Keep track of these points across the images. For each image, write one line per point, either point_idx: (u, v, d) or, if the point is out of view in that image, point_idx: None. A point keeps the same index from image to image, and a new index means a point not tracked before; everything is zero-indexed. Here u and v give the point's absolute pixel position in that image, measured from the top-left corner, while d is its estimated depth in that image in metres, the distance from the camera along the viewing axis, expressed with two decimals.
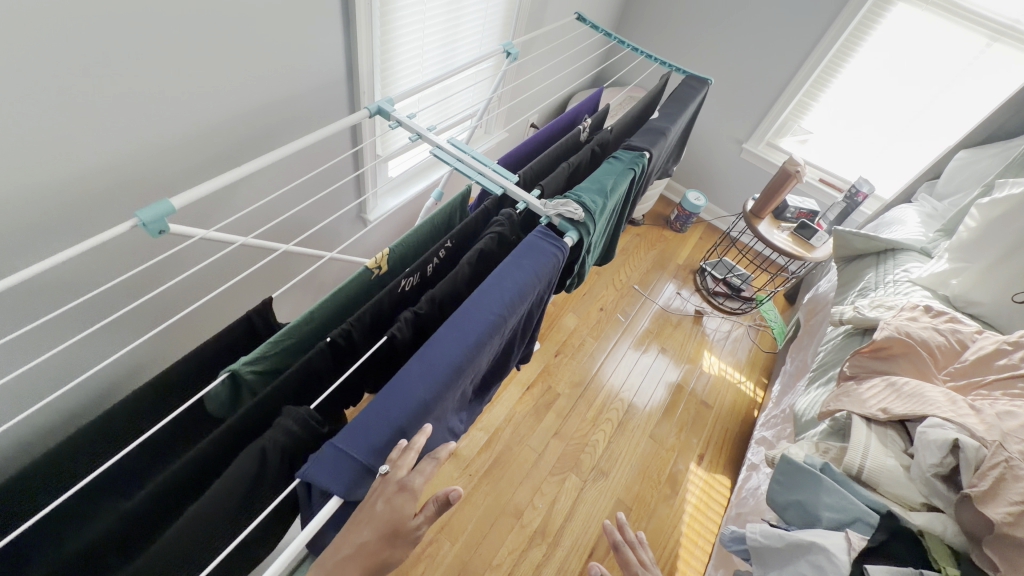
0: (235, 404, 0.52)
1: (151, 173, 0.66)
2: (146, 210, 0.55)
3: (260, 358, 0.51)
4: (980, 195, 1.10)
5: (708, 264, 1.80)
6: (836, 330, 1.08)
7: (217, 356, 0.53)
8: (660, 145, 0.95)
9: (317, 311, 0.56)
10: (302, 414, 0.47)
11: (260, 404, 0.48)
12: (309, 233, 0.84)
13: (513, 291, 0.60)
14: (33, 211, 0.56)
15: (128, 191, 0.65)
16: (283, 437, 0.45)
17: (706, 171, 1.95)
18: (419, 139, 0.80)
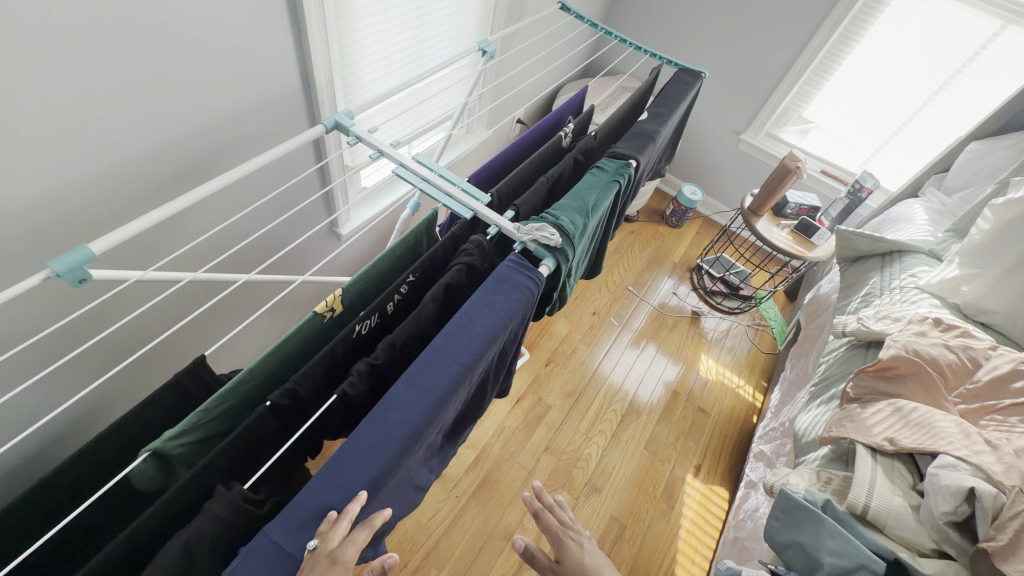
0: (168, 477, 0.46)
1: (88, 208, 0.57)
2: (60, 260, 0.47)
3: (188, 430, 0.44)
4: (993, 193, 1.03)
5: (705, 262, 1.73)
6: (838, 341, 1.02)
7: (146, 424, 0.47)
8: (648, 150, 0.88)
9: (260, 366, 0.48)
10: (233, 497, 0.41)
11: (184, 487, 0.41)
12: (278, 256, 0.75)
13: (482, 334, 0.53)
14: None
15: (60, 234, 0.56)
16: (210, 527, 0.39)
17: (703, 164, 1.87)
18: (381, 155, 0.73)
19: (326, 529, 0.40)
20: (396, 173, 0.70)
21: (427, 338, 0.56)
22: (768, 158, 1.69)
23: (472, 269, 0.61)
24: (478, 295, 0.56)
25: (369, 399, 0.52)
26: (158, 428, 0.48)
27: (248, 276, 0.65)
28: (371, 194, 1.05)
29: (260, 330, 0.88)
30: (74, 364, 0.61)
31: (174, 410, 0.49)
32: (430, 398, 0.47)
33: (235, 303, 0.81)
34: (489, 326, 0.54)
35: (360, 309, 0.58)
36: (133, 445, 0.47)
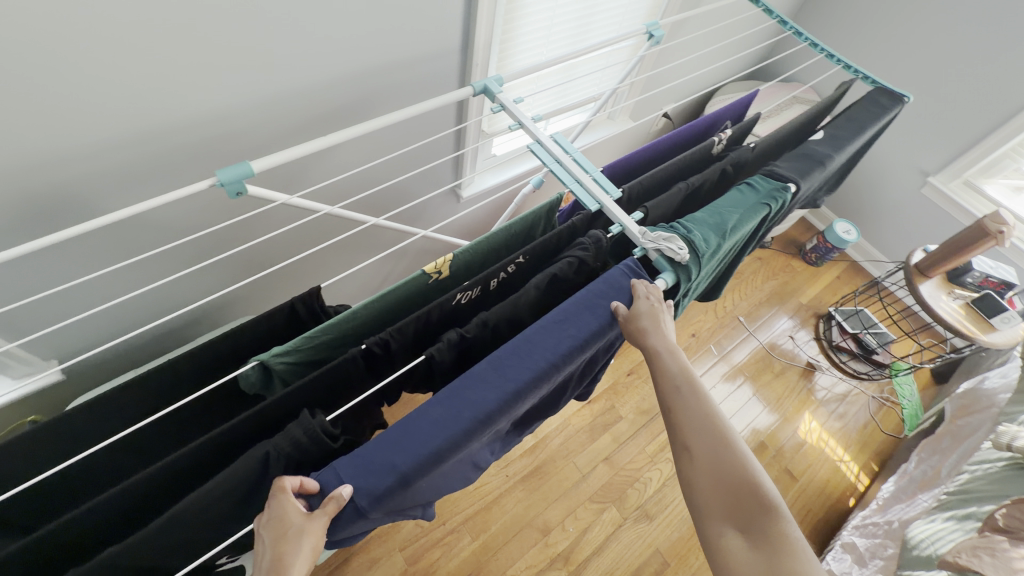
0: (268, 386, 0.50)
1: (252, 128, 0.64)
2: (225, 171, 0.53)
3: (292, 350, 0.48)
4: None
5: (839, 312, 1.51)
6: (997, 453, 0.83)
7: (258, 334, 0.52)
8: (813, 177, 0.76)
9: (363, 309, 0.50)
10: (315, 426, 0.44)
11: (276, 403, 0.45)
12: (402, 207, 0.78)
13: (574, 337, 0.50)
14: (135, 157, 0.57)
15: (227, 146, 0.64)
16: (290, 447, 0.43)
17: (869, 201, 1.62)
18: (520, 128, 0.71)
19: (384, 472, 0.40)
20: (530, 149, 0.68)
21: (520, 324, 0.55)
22: (957, 211, 1.40)
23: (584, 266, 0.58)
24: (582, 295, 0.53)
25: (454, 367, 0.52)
26: (268, 340, 0.53)
27: (372, 221, 0.68)
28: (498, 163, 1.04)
29: (368, 271, 0.93)
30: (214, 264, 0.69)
31: (284, 328, 0.53)
32: (507, 388, 0.46)
33: (354, 241, 0.86)
34: (585, 330, 0.51)
35: (464, 278, 0.58)
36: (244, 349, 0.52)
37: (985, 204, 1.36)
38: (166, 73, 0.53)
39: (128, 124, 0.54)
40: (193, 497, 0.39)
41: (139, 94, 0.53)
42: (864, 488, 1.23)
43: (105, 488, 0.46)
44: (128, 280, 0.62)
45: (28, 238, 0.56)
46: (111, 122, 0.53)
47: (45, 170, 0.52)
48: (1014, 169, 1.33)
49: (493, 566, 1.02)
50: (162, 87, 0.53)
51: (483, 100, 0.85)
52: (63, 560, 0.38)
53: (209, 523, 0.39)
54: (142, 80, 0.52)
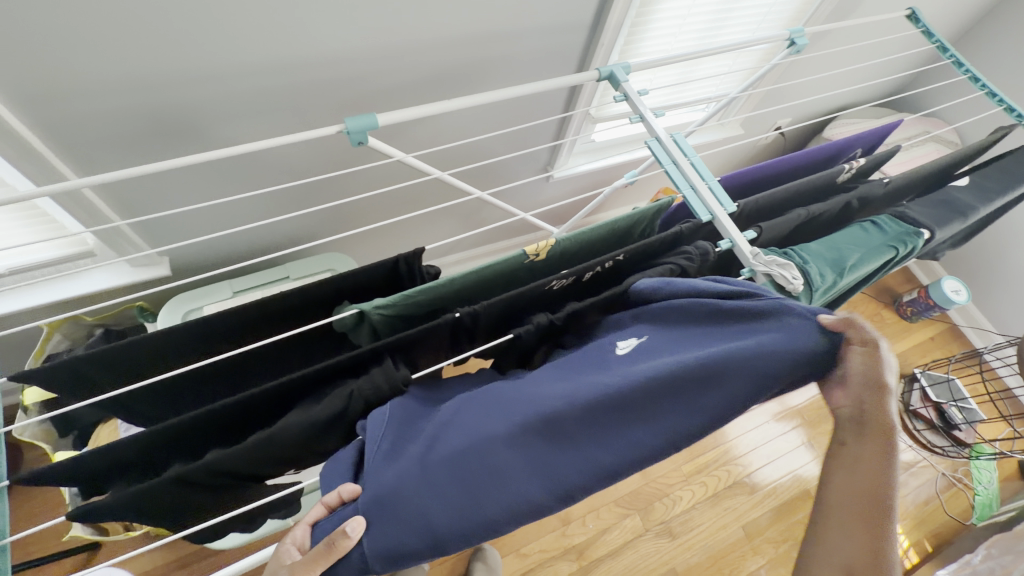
0: (357, 330, 0.52)
1: (371, 73, 0.66)
2: (353, 120, 0.55)
3: (391, 306, 0.49)
4: None
5: (925, 375, 1.38)
6: None
7: (355, 282, 0.53)
8: (950, 228, 0.69)
9: (461, 279, 0.50)
10: (397, 377, 0.46)
11: (371, 354, 0.46)
12: (506, 187, 0.78)
13: (712, 404, 0.36)
14: (262, 84, 0.60)
15: (345, 87, 0.66)
16: (371, 391, 0.45)
17: (991, 264, 1.46)
18: (638, 121, 0.69)
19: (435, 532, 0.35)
20: (647, 146, 0.66)
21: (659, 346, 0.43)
22: None
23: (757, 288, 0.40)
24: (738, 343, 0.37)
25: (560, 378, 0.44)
26: (363, 289, 0.55)
27: (478, 194, 0.68)
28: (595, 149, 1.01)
29: (443, 230, 0.94)
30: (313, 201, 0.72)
31: (381, 280, 0.55)
32: (610, 456, 0.36)
33: (441, 203, 0.87)
34: (746, 392, 0.36)
35: (559, 264, 0.57)
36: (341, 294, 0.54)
37: None
38: (308, 6, 0.54)
39: (262, 51, 0.56)
40: (281, 424, 0.42)
41: (278, 23, 0.54)
42: (913, 565, 1.15)
43: (202, 395, 0.51)
44: (242, 203, 0.66)
45: (159, 144, 0.60)
46: (249, 46, 0.55)
47: (192, 85, 0.56)
48: None
49: (508, 541, 1.05)
50: (300, 19, 0.55)
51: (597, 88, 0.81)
52: (166, 456, 0.42)
53: (289, 449, 0.43)
54: (284, 8, 0.53)
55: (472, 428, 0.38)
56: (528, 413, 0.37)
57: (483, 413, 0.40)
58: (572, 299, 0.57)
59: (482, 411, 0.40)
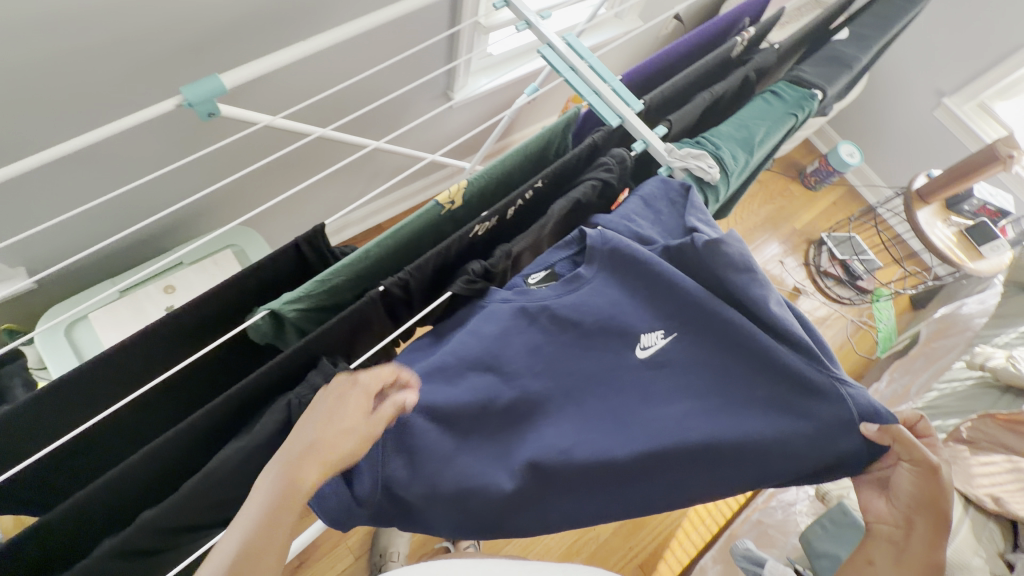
0: (281, 336, 0.46)
1: (209, 12, 0.52)
2: (192, 88, 0.45)
3: (304, 297, 0.43)
4: None
5: (831, 238, 1.51)
6: (967, 373, 0.88)
7: (259, 281, 0.45)
8: (839, 82, 0.71)
9: (373, 247, 0.45)
10: (337, 373, 0.42)
11: (295, 354, 0.41)
12: (405, 128, 0.71)
13: (717, 475, 0.43)
14: (53, 43, 0.46)
15: (177, 35, 0.52)
16: (313, 395, 0.41)
17: (878, 124, 1.58)
18: (527, 27, 0.63)
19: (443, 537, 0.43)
20: (540, 54, 0.61)
21: (685, 361, 0.46)
22: (966, 134, 1.39)
23: (806, 371, 0.44)
24: (761, 429, 0.43)
25: (598, 382, 0.45)
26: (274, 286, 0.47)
27: (375, 145, 0.60)
28: (494, 64, 0.92)
29: (344, 179, 0.85)
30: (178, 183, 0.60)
31: (291, 273, 0.47)
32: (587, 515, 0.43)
33: (338, 150, 0.78)
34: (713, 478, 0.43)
35: (478, 207, 0.53)
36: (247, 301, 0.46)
37: (999, 131, 1.35)
38: None
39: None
40: (218, 459, 0.37)
41: None
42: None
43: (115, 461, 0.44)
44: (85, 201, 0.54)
45: None
46: None
47: None
48: None
49: None
50: None
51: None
52: (98, 530, 0.36)
53: (238, 480, 0.39)
54: None
55: (514, 456, 0.42)
56: (561, 450, 0.42)
57: (528, 440, 0.43)
58: (503, 241, 0.53)
59: (532, 438, 0.43)
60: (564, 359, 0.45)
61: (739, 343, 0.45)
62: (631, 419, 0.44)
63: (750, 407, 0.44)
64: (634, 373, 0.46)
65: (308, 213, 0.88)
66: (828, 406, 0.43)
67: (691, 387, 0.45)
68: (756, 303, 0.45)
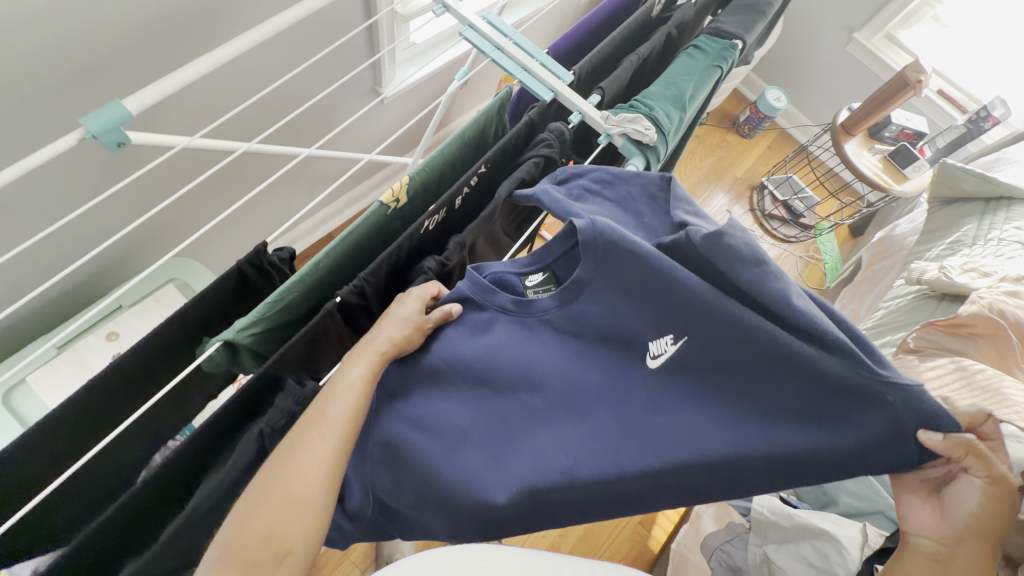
0: (240, 365, 0.44)
1: (96, 33, 0.48)
2: (94, 117, 0.41)
3: (257, 321, 0.41)
4: None
5: (770, 181, 1.57)
6: (907, 288, 0.94)
7: (205, 312, 0.43)
8: (756, 30, 0.73)
9: (323, 258, 0.44)
10: (306, 393, 0.41)
11: (258, 382, 0.39)
12: (335, 131, 0.68)
13: (732, 495, 0.34)
14: None
15: (64, 63, 0.48)
16: (284, 418, 0.40)
17: (799, 66, 1.64)
18: (445, 11, 0.61)
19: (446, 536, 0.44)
20: (463, 36, 0.59)
21: (700, 360, 0.36)
22: (878, 65, 1.47)
23: (846, 374, 0.31)
24: (789, 443, 0.32)
25: (600, 393, 0.39)
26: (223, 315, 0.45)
27: (308, 152, 0.57)
28: (419, 52, 0.90)
29: (282, 193, 0.82)
30: (95, 223, 0.55)
31: (238, 298, 0.45)
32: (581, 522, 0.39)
33: (269, 164, 0.74)
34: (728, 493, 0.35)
35: (424, 201, 0.52)
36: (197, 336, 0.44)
37: (905, 59, 1.44)
38: None
39: None
40: (192, 504, 0.36)
41: None
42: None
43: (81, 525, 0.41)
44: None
45: None
46: None
47: None
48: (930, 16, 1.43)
49: None
50: None
51: None
52: None
53: (218, 518, 0.37)
54: None
55: (508, 473, 0.38)
56: (558, 470, 0.37)
57: (522, 453, 0.39)
58: (455, 232, 0.53)
59: (529, 452, 0.39)
60: (563, 368, 0.40)
61: (754, 343, 0.33)
62: (630, 427, 0.37)
63: (774, 417, 0.33)
64: (644, 386, 0.38)
65: (250, 234, 0.84)
66: (881, 415, 0.30)
67: (702, 391, 0.36)
68: (777, 300, 0.33)
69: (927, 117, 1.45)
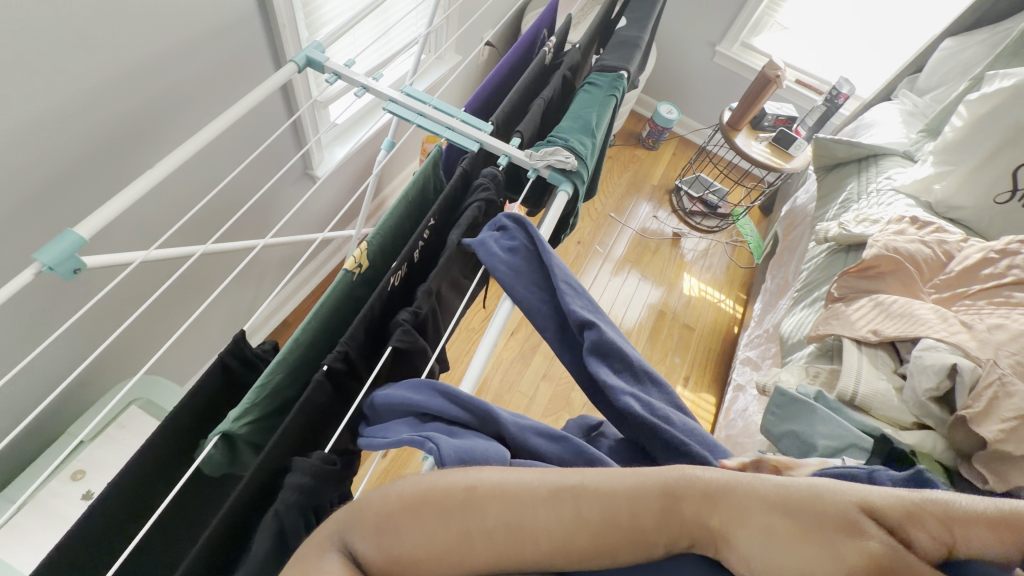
0: (235, 458, 0.44)
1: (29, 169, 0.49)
2: (47, 250, 0.42)
3: (249, 409, 0.42)
4: (968, 90, 1.08)
5: (683, 183, 1.73)
6: (818, 247, 1.07)
7: (192, 415, 0.43)
8: (635, 60, 0.84)
9: (302, 335, 0.46)
10: (314, 463, 0.40)
11: (263, 465, 0.39)
12: (282, 218, 0.70)
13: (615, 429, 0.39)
14: None
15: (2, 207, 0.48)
16: (297, 495, 0.38)
17: (680, 82, 1.85)
18: (365, 93, 0.67)
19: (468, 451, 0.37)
20: (386, 110, 0.65)
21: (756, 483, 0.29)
22: (743, 69, 1.70)
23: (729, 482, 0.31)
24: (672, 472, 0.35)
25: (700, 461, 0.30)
26: (211, 414, 0.45)
27: (262, 243, 0.59)
28: (343, 132, 0.95)
29: (235, 290, 0.82)
30: (50, 359, 0.54)
31: (222, 394, 0.45)
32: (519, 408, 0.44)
33: (219, 266, 0.75)
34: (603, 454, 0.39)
35: (383, 262, 0.55)
36: (188, 442, 0.43)
37: (763, 59, 1.67)
38: None
39: None
40: None
41: None
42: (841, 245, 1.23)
43: None
44: None
45: None
46: None
47: None
48: (771, 23, 1.68)
49: None
50: None
51: (308, 78, 0.72)
52: None
53: None
54: None
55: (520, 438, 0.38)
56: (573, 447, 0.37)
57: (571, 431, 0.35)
58: (419, 284, 0.56)
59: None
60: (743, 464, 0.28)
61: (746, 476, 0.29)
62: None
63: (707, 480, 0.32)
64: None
65: (208, 338, 0.83)
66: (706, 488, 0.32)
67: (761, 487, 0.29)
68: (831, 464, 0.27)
69: (794, 104, 1.68)
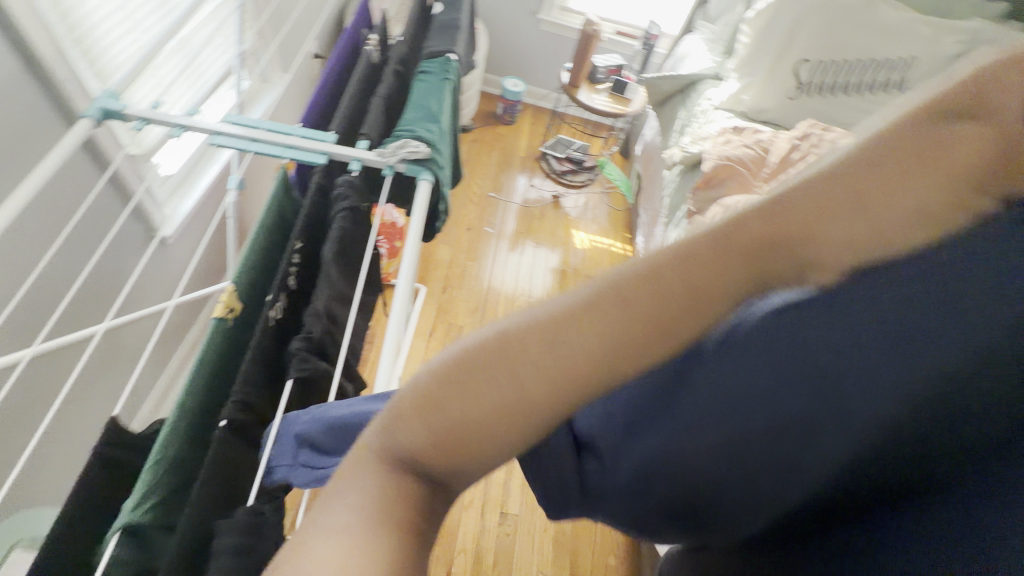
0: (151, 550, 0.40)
1: None
2: None
3: (149, 492, 0.38)
4: (747, 10, 1.25)
5: (548, 147, 1.82)
6: (671, 173, 1.19)
7: (82, 525, 0.38)
8: (460, 41, 0.86)
9: (188, 398, 0.43)
10: (242, 519, 0.38)
11: (185, 542, 0.37)
12: (132, 289, 0.63)
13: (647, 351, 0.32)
14: None
15: None
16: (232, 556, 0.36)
17: (517, 54, 1.92)
18: (185, 132, 0.62)
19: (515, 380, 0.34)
20: (214, 144, 0.60)
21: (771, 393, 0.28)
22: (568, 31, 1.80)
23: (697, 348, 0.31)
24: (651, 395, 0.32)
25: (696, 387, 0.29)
26: (111, 507, 0.40)
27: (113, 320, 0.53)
28: (179, 181, 0.87)
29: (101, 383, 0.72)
30: None
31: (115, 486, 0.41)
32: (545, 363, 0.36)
33: (58, 364, 0.66)
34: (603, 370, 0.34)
35: (259, 300, 0.52)
36: (84, 548, 0.38)
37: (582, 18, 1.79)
38: None
39: None
40: None
41: None
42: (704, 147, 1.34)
43: None
44: None
45: None
46: None
47: None
48: None
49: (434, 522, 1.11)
50: None
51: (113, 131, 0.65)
52: None
53: None
54: None
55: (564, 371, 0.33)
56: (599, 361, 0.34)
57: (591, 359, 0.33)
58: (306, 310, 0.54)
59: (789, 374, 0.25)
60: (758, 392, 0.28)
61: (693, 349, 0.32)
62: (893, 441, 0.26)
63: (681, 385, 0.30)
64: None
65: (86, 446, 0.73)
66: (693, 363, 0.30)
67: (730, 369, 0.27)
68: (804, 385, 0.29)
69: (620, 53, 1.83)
